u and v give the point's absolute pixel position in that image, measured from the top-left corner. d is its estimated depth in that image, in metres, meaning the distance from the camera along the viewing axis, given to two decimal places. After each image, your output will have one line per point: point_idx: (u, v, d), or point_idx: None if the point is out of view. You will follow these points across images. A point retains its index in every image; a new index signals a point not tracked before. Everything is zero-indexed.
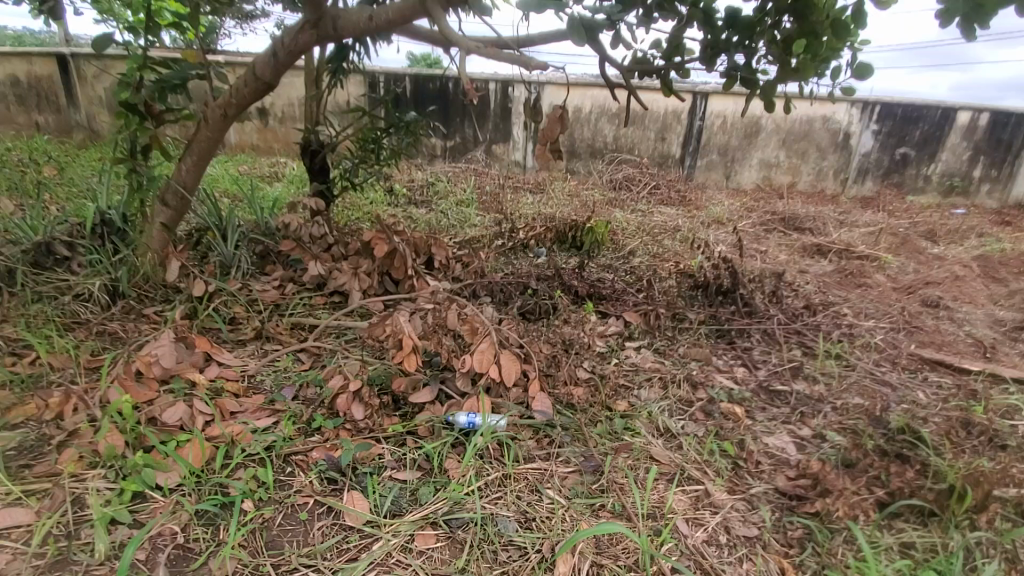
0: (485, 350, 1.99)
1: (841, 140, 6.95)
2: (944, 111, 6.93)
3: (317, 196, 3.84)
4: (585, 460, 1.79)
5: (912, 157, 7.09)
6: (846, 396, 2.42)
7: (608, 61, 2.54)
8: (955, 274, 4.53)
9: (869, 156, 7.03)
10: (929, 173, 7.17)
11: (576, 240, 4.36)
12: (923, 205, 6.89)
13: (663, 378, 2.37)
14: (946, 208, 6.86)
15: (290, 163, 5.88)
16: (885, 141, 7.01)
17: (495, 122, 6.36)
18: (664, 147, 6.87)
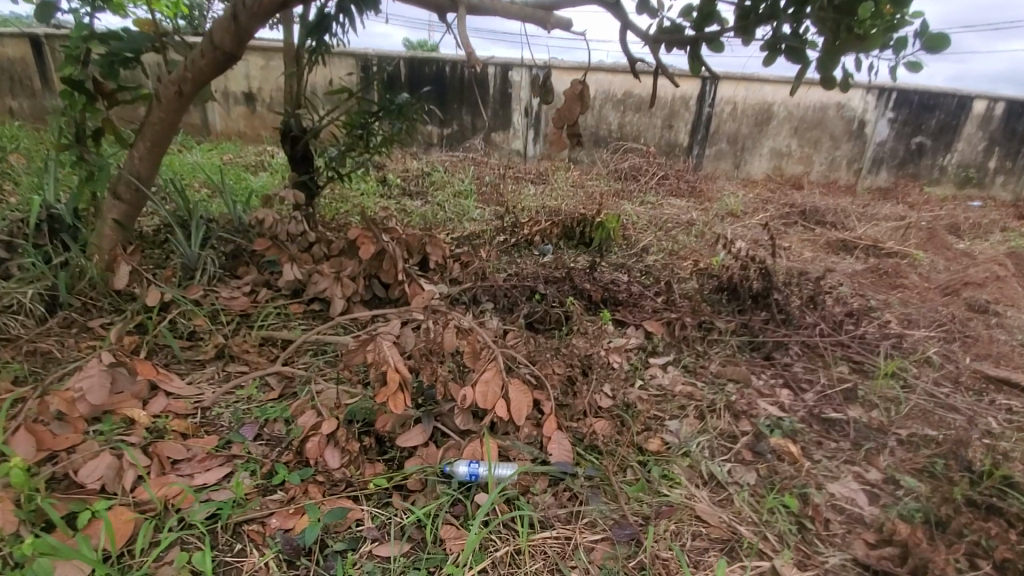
0: (490, 382, 1.63)
1: (858, 128, 6.53)
2: (961, 99, 6.54)
3: (299, 187, 3.44)
4: (617, 525, 1.42)
5: (929, 147, 6.68)
6: (911, 424, 2.05)
7: (631, 30, 2.13)
8: (993, 273, 4.16)
9: (885, 146, 6.60)
10: (946, 163, 6.78)
11: (584, 235, 3.97)
12: (942, 197, 6.51)
13: (698, 404, 2.00)
14: (964, 200, 6.48)
15: (276, 151, 5.47)
16: (902, 130, 6.60)
17: (494, 109, 5.94)
18: (672, 135, 6.45)
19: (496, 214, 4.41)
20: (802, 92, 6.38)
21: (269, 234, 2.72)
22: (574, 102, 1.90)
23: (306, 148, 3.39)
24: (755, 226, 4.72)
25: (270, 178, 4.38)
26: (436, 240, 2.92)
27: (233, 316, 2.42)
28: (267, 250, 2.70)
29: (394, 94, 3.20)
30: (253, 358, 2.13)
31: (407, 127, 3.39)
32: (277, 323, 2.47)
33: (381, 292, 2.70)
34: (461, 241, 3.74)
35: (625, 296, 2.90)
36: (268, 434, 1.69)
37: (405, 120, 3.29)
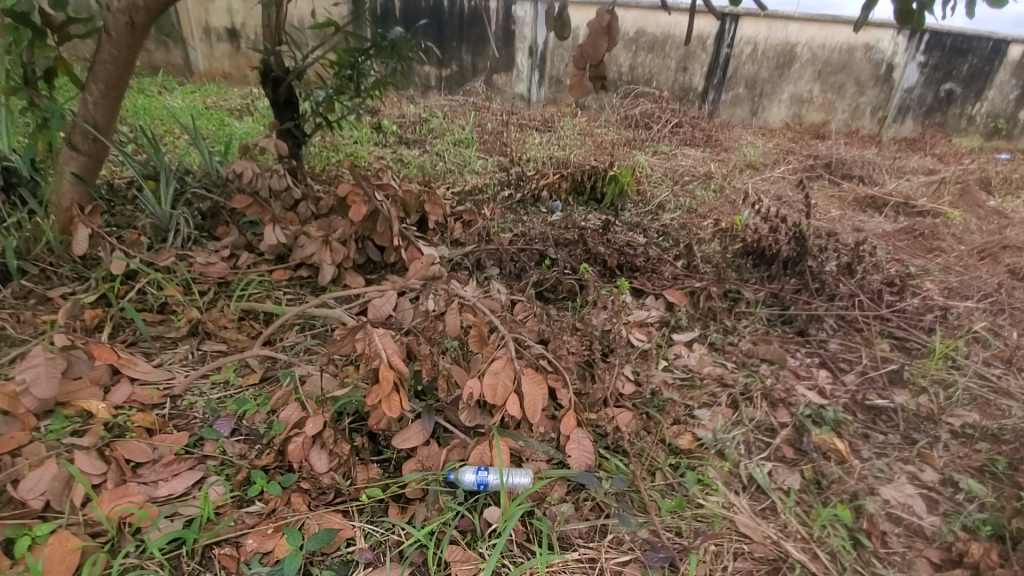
0: (499, 374, 1.41)
1: (886, 73, 6.00)
2: (995, 43, 5.96)
3: (284, 135, 3.11)
4: (648, 546, 1.23)
5: (959, 95, 6.13)
6: (964, 412, 1.85)
7: None
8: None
9: (913, 92, 6.04)
10: (975, 113, 6.24)
11: (596, 190, 3.65)
12: (968, 149, 6.04)
13: (730, 390, 1.79)
14: (992, 153, 6.02)
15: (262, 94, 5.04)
16: (931, 76, 6.00)
17: (496, 49, 5.43)
18: (686, 79, 5.96)
19: (499, 166, 4.07)
20: (830, 30, 5.81)
21: (250, 191, 2.43)
22: (601, 37, 1.55)
23: (290, 91, 3.03)
24: (776, 180, 4.38)
25: (253, 124, 4.01)
26: (435, 198, 2.63)
27: (210, 284, 2.18)
28: (249, 209, 2.43)
29: (387, 28, 2.81)
30: (231, 335, 1.90)
31: (401, 68, 3.02)
32: (260, 293, 2.23)
33: (376, 257, 2.44)
34: (462, 197, 3.43)
35: (642, 259, 2.63)
36: (246, 429, 1.48)
37: (398, 59, 2.92)
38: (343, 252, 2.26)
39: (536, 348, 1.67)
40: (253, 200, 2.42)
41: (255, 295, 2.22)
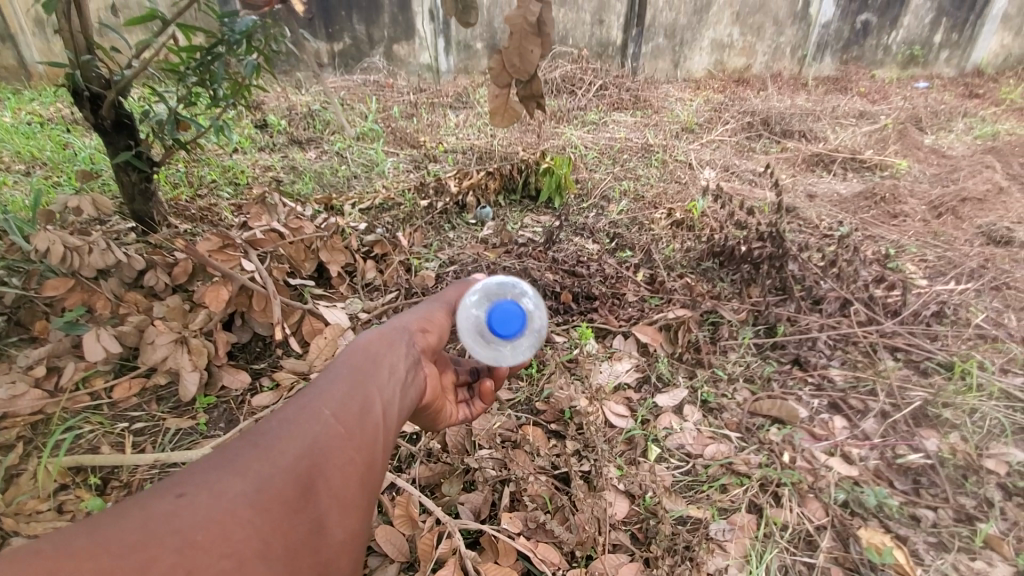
0: None
1: (801, 9, 5.47)
2: None
3: (122, 167, 2.32)
4: None
5: (874, 25, 5.66)
6: (1007, 450, 1.59)
7: None
8: (985, 163, 3.63)
9: (830, 27, 5.58)
10: (890, 43, 5.80)
11: (529, 186, 3.08)
12: (885, 81, 5.69)
13: (747, 487, 1.47)
14: (906, 83, 5.69)
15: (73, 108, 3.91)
16: (847, 7, 5.50)
17: (392, 13, 4.84)
18: (603, 33, 5.25)
19: (412, 163, 3.46)
20: None
21: (67, 270, 1.67)
22: (529, 39, 1.16)
23: (118, 111, 2.25)
24: (718, 141, 3.98)
25: (91, 154, 3.15)
26: (331, 242, 2.11)
27: (21, 430, 1.45)
28: (67, 299, 1.66)
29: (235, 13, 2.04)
30: (47, 526, 1.24)
31: (264, 62, 2.28)
32: (96, 436, 1.54)
33: (262, 333, 1.84)
34: (373, 213, 2.76)
35: (600, 278, 2.18)
36: None
37: (260, 52, 2.17)
38: (209, 350, 1.67)
39: (507, 517, 1.32)
40: (73, 282, 1.66)
41: (89, 438, 1.54)
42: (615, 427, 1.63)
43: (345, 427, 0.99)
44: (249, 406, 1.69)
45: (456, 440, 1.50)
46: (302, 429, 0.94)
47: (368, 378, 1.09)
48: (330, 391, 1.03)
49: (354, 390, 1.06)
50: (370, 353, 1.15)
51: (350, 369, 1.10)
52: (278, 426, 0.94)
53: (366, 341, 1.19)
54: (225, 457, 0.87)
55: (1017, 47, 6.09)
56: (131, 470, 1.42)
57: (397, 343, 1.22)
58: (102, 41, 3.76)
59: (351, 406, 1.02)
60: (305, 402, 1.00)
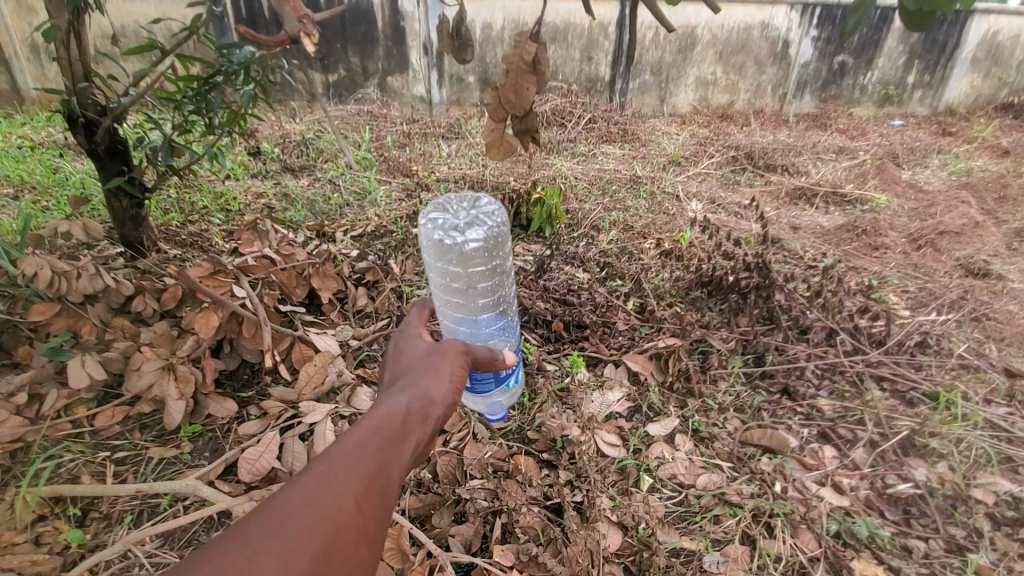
0: None
1: (781, 50, 5.71)
2: (882, 10, 5.68)
3: (114, 192, 2.32)
4: None
5: (850, 66, 5.92)
6: (994, 480, 1.61)
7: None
8: (960, 198, 3.76)
9: (808, 67, 5.82)
10: (866, 83, 6.05)
11: (520, 215, 3.12)
12: (863, 119, 5.91)
13: (740, 518, 1.47)
14: (883, 121, 5.91)
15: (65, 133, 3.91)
16: (824, 49, 5.75)
17: (387, 47, 4.96)
18: (591, 69, 5.42)
19: (405, 191, 3.50)
20: (727, 10, 5.46)
21: (53, 295, 1.64)
22: (525, 76, 1.21)
23: (112, 137, 2.25)
24: (704, 174, 4.08)
25: (82, 179, 3.14)
26: (323, 268, 2.11)
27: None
28: (53, 324, 1.63)
29: (234, 44, 2.07)
30: (22, 558, 1.19)
31: (261, 92, 2.31)
32: (76, 465, 1.51)
33: (251, 360, 1.82)
34: (365, 240, 2.77)
35: (590, 307, 2.20)
36: None
37: (257, 83, 2.21)
38: (197, 377, 1.64)
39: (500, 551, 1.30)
40: (59, 307, 1.63)
41: (69, 468, 1.51)
42: (607, 456, 1.62)
43: (372, 510, 0.84)
44: (235, 435, 1.66)
45: (446, 469, 1.50)
46: (330, 507, 0.79)
47: (396, 447, 0.95)
48: (361, 461, 0.88)
49: (384, 463, 0.91)
50: (404, 417, 1.01)
51: (382, 434, 0.95)
52: (302, 500, 0.78)
53: (401, 399, 1.05)
54: (238, 538, 0.70)
55: (985, 89, 6.39)
56: (112, 501, 1.39)
57: (431, 407, 1.09)
58: (98, 69, 3.79)
59: (380, 483, 0.88)
60: (333, 469, 0.84)
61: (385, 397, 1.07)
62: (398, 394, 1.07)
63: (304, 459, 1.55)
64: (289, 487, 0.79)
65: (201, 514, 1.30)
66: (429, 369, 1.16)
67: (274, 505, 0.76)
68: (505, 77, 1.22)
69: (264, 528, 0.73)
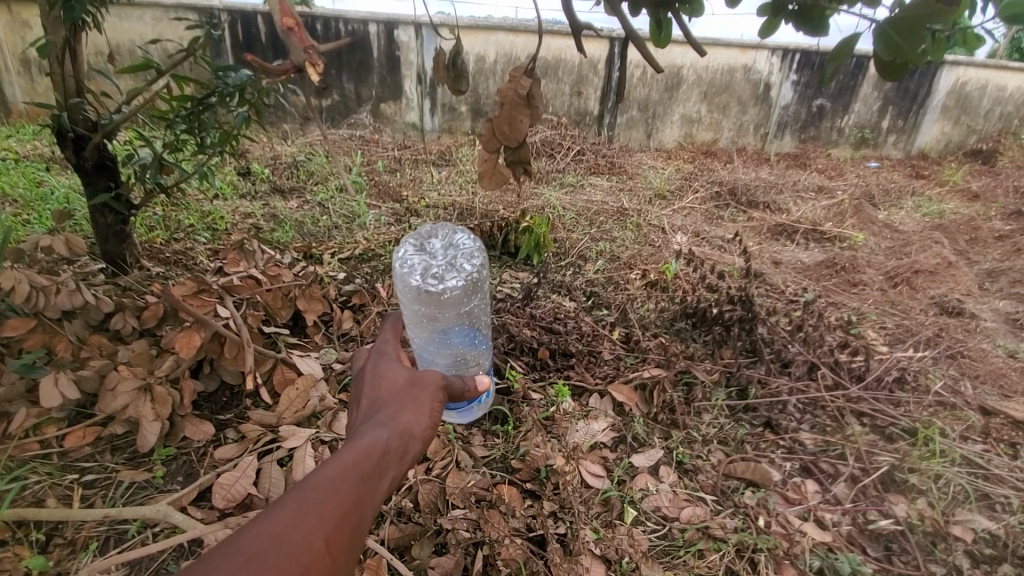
0: None
1: (762, 92, 5.94)
2: (857, 58, 5.98)
3: (99, 208, 2.29)
4: None
5: (828, 109, 6.17)
6: (973, 518, 1.62)
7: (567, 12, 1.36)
8: (934, 238, 3.88)
9: (789, 109, 6.05)
10: (843, 126, 6.30)
11: (508, 243, 3.14)
12: (840, 160, 6.12)
13: (724, 552, 1.46)
14: (859, 162, 6.13)
15: (51, 147, 3.88)
16: (803, 92, 6.01)
17: (381, 75, 5.05)
18: (581, 103, 5.57)
19: (394, 216, 3.51)
20: (711, 52, 5.69)
21: (30, 310, 1.59)
22: (519, 109, 1.24)
23: (101, 153, 2.24)
24: (689, 208, 4.18)
25: (66, 194, 3.10)
26: (309, 290, 2.10)
27: None
28: (27, 340, 1.59)
29: (230, 67, 2.09)
30: None
31: (255, 114, 2.33)
32: (41, 487, 1.45)
33: (231, 382, 1.79)
34: (352, 263, 2.76)
35: (576, 336, 2.21)
36: None
37: (251, 105, 2.22)
38: (174, 399, 1.60)
39: None
40: (36, 323, 1.59)
41: (33, 490, 1.45)
42: (591, 487, 1.61)
43: (342, 551, 0.80)
44: (211, 459, 1.61)
45: (428, 499, 1.48)
46: (297, 548, 0.76)
47: (371, 485, 0.92)
48: (332, 500, 0.85)
49: (356, 502, 0.88)
50: (382, 453, 0.98)
51: (357, 471, 0.92)
52: (265, 543, 0.74)
53: (380, 434, 1.01)
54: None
55: (955, 135, 6.68)
56: (78, 527, 1.34)
57: (410, 442, 1.05)
58: (90, 85, 3.80)
59: (352, 524, 0.84)
60: (305, 507, 0.81)
61: (364, 431, 1.03)
62: (377, 429, 1.03)
63: (282, 485, 1.51)
64: (257, 524, 0.77)
65: (172, 542, 1.25)
66: (409, 402, 1.12)
67: (243, 541, 0.74)
68: (501, 109, 1.25)
69: (224, 566, 0.70)
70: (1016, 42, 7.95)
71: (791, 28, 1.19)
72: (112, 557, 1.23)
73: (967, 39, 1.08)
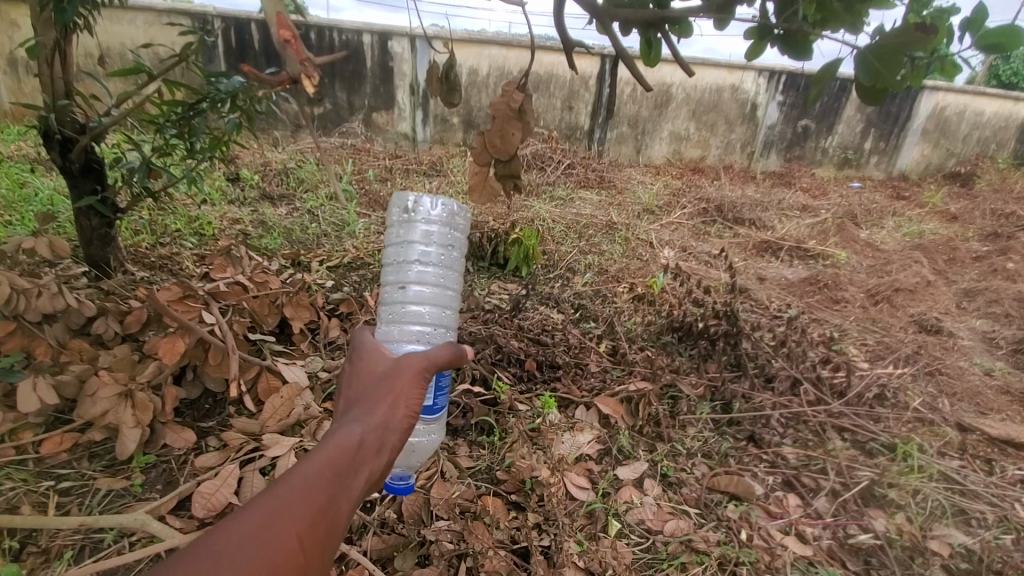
0: None
1: (749, 111, 6.07)
2: (841, 81, 6.16)
3: (84, 211, 2.27)
4: None
5: (813, 129, 6.31)
6: (949, 533, 1.65)
7: (559, 27, 1.38)
8: (914, 258, 3.96)
9: (774, 129, 6.19)
10: (827, 146, 6.44)
11: (498, 254, 3.15)
12: (824, 180, 6.25)
13: (706, 565, 1.46)
14: (842, 182, 6.27)
15: (35, 148, 3.83)
16: (788, 113, 6.16)
17: (374, 85, 5.08)
18: (572, 118, 5.64)
19: (384, 225, 3.51)
20: (700, 72, 5.81)
21: (9, 313, 1.56)
22: (511, 123, 1.27)
23: (88, 155, 2.21)
24: (677, 223, 4.23)
25: (50, 196, 3.05)
26: (297, 298, 2.08)
27: None
28: (6, 343, 1.55)
29: (222, 74, 2.08)
30: None
31: (246, 120, 2.32)
32: (14, 494, 1.41)
33: (214, 389, 1.77)
34: (341, 271, 2.75)
35: (563, 348, 2.22)
36: None
37: (242, 112, 2.20)
38: (157, 405, 1.58)
39: None
40: (15, 326, 1.56)
41: (7, 497, 1.42)
42: (576, 499, 1.61)
43: (314, 547, 0.80)
44: (192, 467, 1.59)
45: (412, 510, 1.47)
46: (271, 547, 0.75)
47: (345, 481, 0.91)
48: (305, 497, 0.83)
49: (330, 499, 0.86)
50: (356, 448, 0.96)
51: (330, 467, 0.90)
52: (235, 543, 0.73)
53: (354, 428, 0.99)
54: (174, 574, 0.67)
55: (935, 158, 6.87)
56: (52, 535, 1.32)
57: (386, 436, 1.03)
58: (79, 86, 3.77)
59: (325, 521, 0.83)
60: (279, 504, 0.80)
61: (338, 425, 1.01)
62: (351, 422, 1.01)
63: None
64: (230, 521, 0.76)
65: (152, 551, 1.23)
66: (385, 391, 1.08)
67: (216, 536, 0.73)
68: (492, 123, 1.27)
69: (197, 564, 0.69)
70: (992, 69, 8.24)
71: (776, 52, 1.23)
72: (90, 566, 1.20)
73: (943, 67, 1.13)
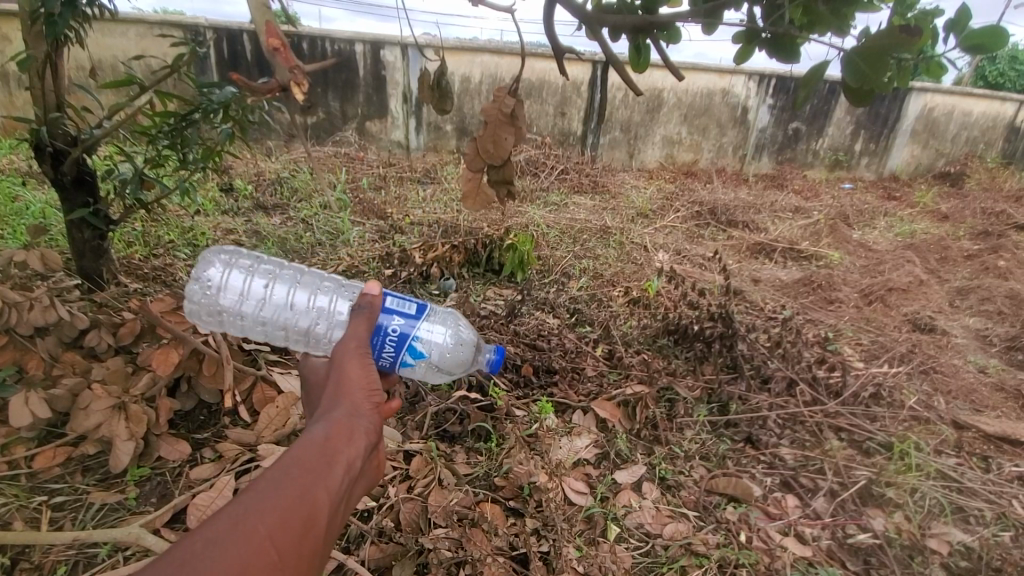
0: None
1: (740, 115, 6.12)
2: (830, 84, 6.23)
3: (74, 223, 2.26)
4: None
5: (804, 132, 6.36)
6: (947, 531, 1.65)
7: (549, 34, 1.39)
8: (907, 259, 3.99)
9: (766, 132, 6.24)
10: (818, 148, 6.50)
11: (492, 260, 3.15)
12: (816, 181, 6.29)
13: (706, 568, 1.46)
14: (834, 184, 6.31)
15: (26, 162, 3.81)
16: (779, 116, 6.22)
17: (367, 94, 5.10)
18: (565, 123, 5.67)
19: (378, 233, 3.47)
20: (691, 76, 5.86)
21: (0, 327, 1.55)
22: (504, 127, 1.27)
23: (80, 167, 2.20)
24: (671, 226, 4.26)
25: (43, 208, 3.04)
26: None
27: None
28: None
29: (214, 84, 2.07)
30: None
31: (239, 131, 2.32)
32: (6, 510, 1.40)
33: (208, 400, 1.75)
34: None
35: (560, 352, 2.22)
36: None
37: (235, 121, 2.20)
38: (150, 417, 1.56)
39: None
40: (6, 340, 1.55)
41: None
42: (575, 504, 1.61)
43: (288, 537, 0.76)
44: (187, 479, 1.58)
45: (410, 518, 1.47)
46: (242, 545, 0.71)
47: (317, 471, 0.87)
48: (274, 493, 0.80)
49: (305, 490, 0.83)
50: (324, 441, 0.93)
51: (298, 465, 0.87)
52: (201, 552, 0.69)
53: (318, 426, 0.97)
54: None
55: (924, 158, 6.94)
56: (45, 551, 1.30)
57: (354, 425, 0.99)
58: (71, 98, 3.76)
59: (299, 513, 0.80)
60: (246, 505, 0.77)
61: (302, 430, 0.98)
62: (315, 423, 0.98)
63: None
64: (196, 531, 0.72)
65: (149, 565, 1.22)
66: (346, 384, 1.06)
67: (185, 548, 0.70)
68: (487, 126, 1.27)
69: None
70: (979, 71, 8.35)
71: (764, 54, 1.24)
72: None
73: (928, 68, 1.14)
